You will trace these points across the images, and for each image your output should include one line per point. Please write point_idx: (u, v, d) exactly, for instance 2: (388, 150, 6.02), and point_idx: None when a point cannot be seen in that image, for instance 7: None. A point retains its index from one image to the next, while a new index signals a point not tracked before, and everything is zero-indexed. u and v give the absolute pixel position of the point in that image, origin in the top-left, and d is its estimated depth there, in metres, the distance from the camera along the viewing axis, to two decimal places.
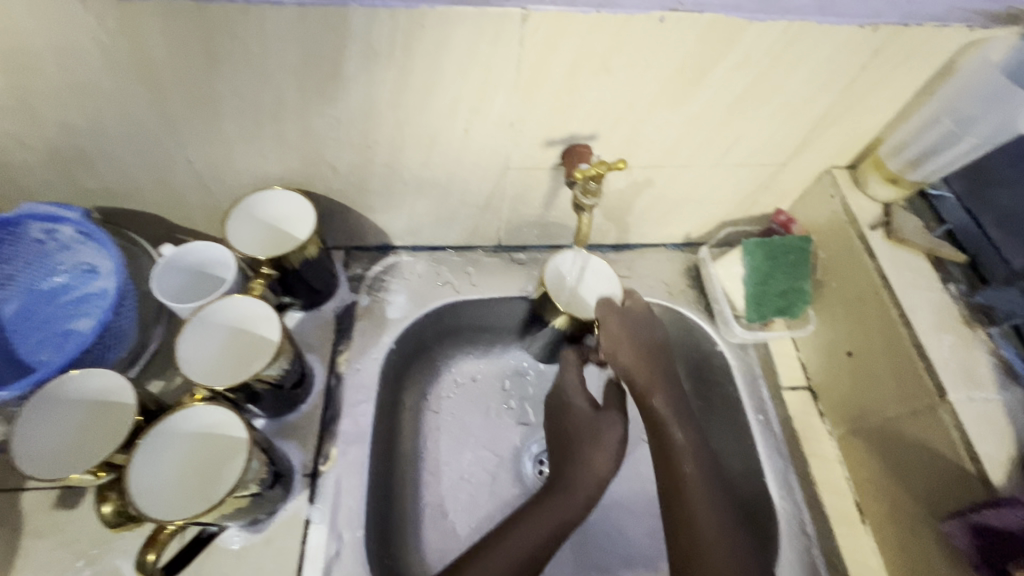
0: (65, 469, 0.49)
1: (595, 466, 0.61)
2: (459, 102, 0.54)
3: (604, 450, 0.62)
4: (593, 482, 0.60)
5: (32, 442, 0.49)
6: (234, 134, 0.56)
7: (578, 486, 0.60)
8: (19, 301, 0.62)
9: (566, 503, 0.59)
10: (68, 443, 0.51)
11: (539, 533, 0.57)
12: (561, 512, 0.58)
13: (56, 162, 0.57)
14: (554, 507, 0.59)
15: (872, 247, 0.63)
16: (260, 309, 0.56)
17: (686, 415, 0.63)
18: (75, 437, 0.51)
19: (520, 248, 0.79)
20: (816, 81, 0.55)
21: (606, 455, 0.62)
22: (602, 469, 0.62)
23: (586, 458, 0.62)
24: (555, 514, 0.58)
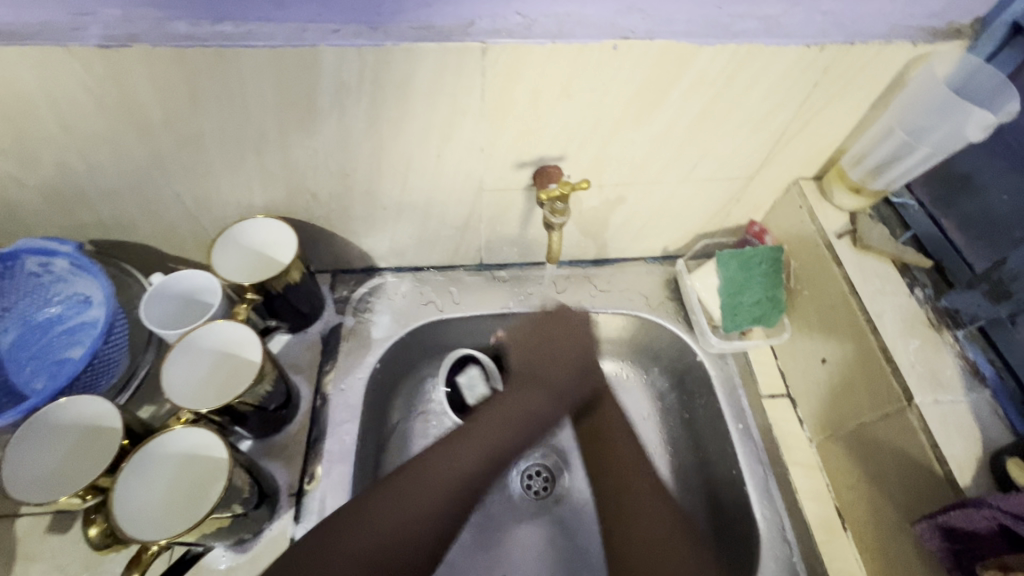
0: (45, 491, 0.51)
1: (540, 402, 0.69)
2: (429, 130, 0.57)
3: (533, 400, 0.68)
4: (524, 416, 0.67)
5: (23, 467, 0.51)
6: (219, 167, 0.58)
7: (483, 436, 0.64)
8: (17, 332, 0.65)
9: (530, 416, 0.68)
10: (57, 468, 0.53)
11: (473, 466, 0.62)
12: (455, 473, 0.61)
13: (51, 199, 0.60)
14: (461, 458, 0.62)
15: (839, 255, 0.65)
16: (244, 333, 0.59)
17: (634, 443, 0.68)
18: (63, 460, 0.53)
19: (502, 266, 0.81)
20: (771, 99, 0.58)
21: (550, 395, 0.69)
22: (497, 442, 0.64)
23: (529, 373, 0.71)
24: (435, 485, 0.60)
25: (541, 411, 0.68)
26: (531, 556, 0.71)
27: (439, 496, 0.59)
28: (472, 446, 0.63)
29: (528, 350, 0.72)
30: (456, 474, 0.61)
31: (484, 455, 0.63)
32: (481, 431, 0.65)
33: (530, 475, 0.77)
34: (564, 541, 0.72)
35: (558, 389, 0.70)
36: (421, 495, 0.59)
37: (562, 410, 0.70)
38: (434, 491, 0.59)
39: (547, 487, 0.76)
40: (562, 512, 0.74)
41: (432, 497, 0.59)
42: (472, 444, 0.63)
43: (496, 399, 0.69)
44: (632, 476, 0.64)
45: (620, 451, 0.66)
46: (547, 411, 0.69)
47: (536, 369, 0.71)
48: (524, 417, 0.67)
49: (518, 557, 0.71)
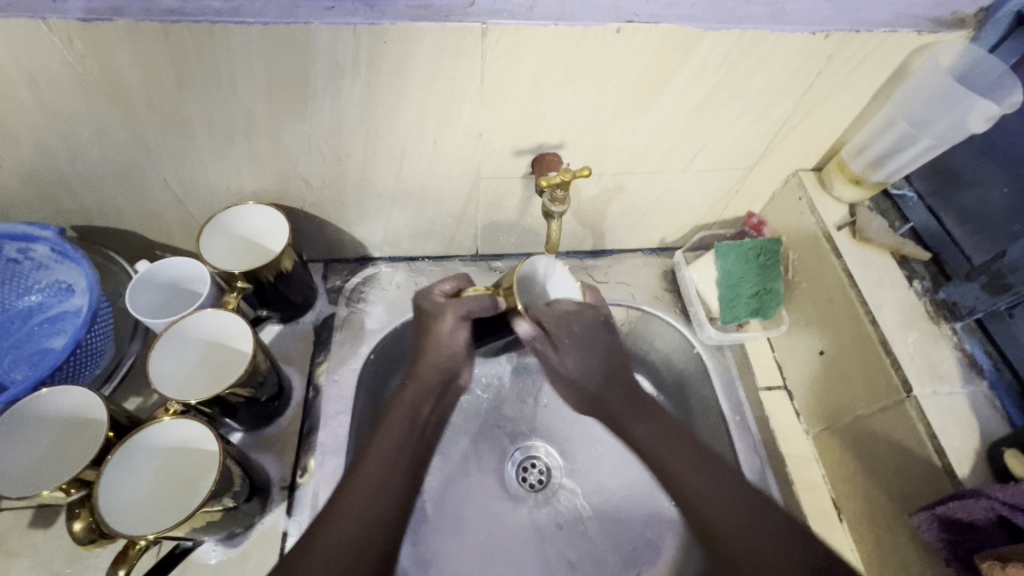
0: (26, 487, 0.50)
1: (449, 360, 0.62)
2: (426, 115, 0.55)
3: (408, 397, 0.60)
4: (432, 375, 0.62)
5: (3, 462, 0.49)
6: (207, 151, 0.56)
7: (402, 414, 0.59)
8: None
9: (439, 372, 0.62)
10: (39, 461, 0.51)
11: (395, 440, 0.56)
12: (389, 449, 0.56)
13: (30, 183, 0.57)
14: (388, 438, 0.56)
15: (839, 247, 0.64)
16: (233, 323, 0.57)
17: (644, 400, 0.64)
18: (44, 453, 0.51)
19: (498, 257, 0.80)
20: (775, 86, 0.57)
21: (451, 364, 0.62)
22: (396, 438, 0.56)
23: (445, 346, 0.62)
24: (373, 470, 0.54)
25: (434, 374, 0.62)
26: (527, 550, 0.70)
27: (383, 473, 0.54)
28: (398, 425, 0.58)
29: (422, 324, 0.63)
30: (387, 454, 0.55)
31: (401, 434, 0.57)
32: (407, 401, 0.60)
33: (525, 467, 0.76)
34: (560, 533, 0.71)
35: (456, 344, 0.62)
36: (371, 473, 0.53)
37: (462, 325, 0.61)
38: (371, 469, 0.54)
39: (542, 479, 0.76)
40: (558, 504, 0.74)
41: (380, 474, 0.54)
42: (397, 420, 0.58)
43: (407, 377, 0.62)
44: (665, 451, 0.60)
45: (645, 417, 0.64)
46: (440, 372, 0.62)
47: (422, 349, 0.62)
48: (433, 387, 0.62)
49: (513, 550, 0.70)
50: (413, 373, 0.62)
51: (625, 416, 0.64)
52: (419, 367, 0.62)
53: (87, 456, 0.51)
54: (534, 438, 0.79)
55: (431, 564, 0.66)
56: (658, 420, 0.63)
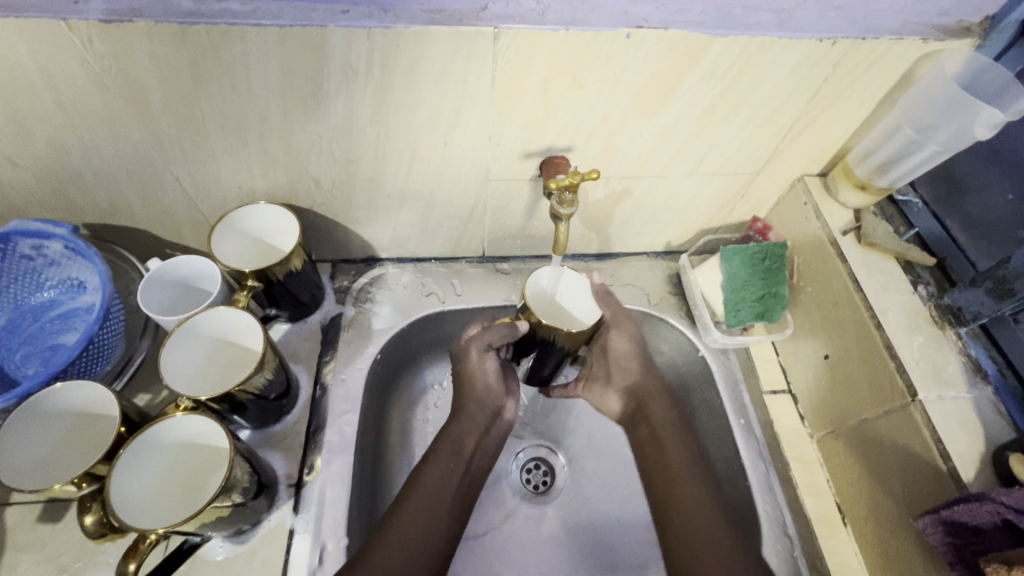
0: (39, 479, 0.50)
1: (490, 395, 0.64)
2: (437, 117, 0.56)
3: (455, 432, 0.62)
4: (479, 411, 0.64)
5: (19, 454, 0.50)
6: (220, 150, 0.57)
7: (452, 447, 0.61)
8: (9, 316, 0.63)
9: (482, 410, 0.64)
10: (51, 454, 0.52)
11: (440, 474, 0.59)
12: (441, 481, 0.59)
13: (45, 180, 0.58)
14: (439, 470, 0.59)
15: (844, 252, 0.65)
16: (243, 321, 0.58)
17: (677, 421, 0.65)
18: (57, 446, 0.52)
19: (504, 259, 0.81)
20: (783, 92, 0.58)
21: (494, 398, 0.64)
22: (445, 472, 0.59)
23: (485, 381, 0.63)
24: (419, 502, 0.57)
25: (481, 408, 0.64)
26: (531, 551, 0.70)
27: (434, 506, 0.57)
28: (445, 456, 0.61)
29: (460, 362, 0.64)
30: (439, 485, 0.58)
31: (450, 467, 0.60)
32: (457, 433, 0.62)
33: (530, 469, 0.77)
34: (564, 535, 0.72)
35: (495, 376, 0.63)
36: (422, 507, 0.56)
37: (489, 360, 0.62)
38: (420, 503, 0.56)
39: (547, 481, 0.76)
40: (562, 506, 0.74)
41: (433, 508, 0.57)
42: (446, 452, 0.61)
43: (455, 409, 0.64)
44: (679, 466, 0.62)
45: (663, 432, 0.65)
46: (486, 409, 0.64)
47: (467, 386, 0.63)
48: (479, 422, 0.64)
49: (517, 551, 0.70)
50: (460, 409, 0.63)
51: (658, 432, 0.65)
52: (465, 404, 0.63)
53: (102, 447, 0.52)
54: (538, 439, 0.79)
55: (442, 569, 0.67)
56: (683, 439, 0.64)
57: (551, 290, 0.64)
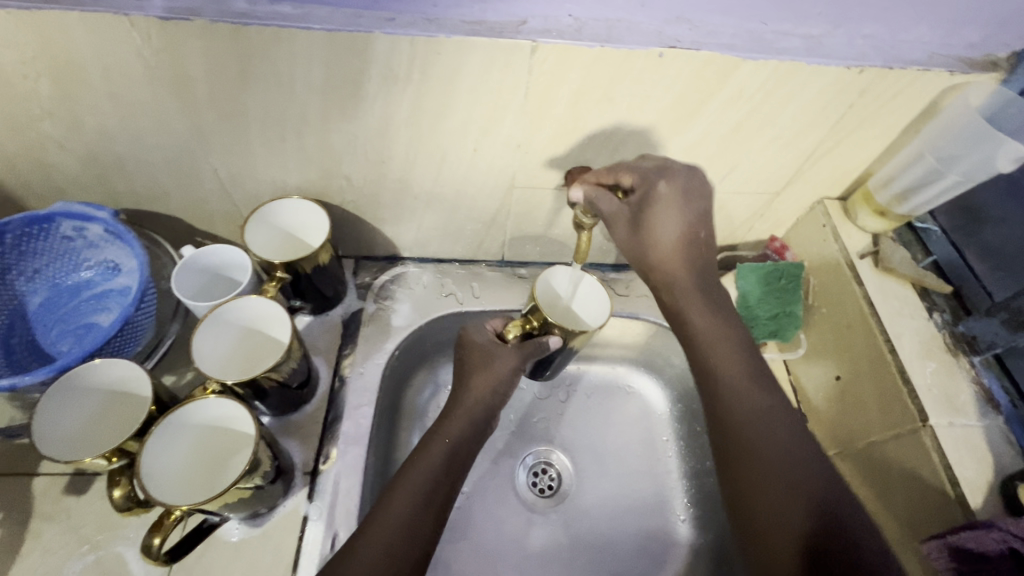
0: (71, 450, 0.52)
1: (499, 386, 0.60)
2: (470, 123, 0.58)
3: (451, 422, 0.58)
4: (471, 413, 0.59)
5: (54, 423, 0.51)
6: (259, 145, 0.59)
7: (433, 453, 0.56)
8: (45, 294, 0.66)
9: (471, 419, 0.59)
10: (86, 428, 0.54)
11: (429, 473, 0.54)
12: (416, 493, 0.53)
13: (90, 164, 0.61)
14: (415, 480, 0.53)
15: (861, 276, 0.66)
16: (270, 310, 0.59)
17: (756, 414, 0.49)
18: (91, 420, 0.54)
19: (523, 264, 0.82)
20: (808, 115, 0.59)
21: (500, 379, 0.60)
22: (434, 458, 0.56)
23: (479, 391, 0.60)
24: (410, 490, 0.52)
25: (470, 412, 0.59)
26: (533, 555, 0.71)
27: (408, 518, 0.51)
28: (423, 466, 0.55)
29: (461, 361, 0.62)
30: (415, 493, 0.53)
31: (431, 471, 0.54)
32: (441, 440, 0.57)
33: (536, 472, 0.78)
34: (566, 539, 0.73)
35: (501, 374, 0.61)
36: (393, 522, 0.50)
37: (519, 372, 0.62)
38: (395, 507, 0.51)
39: (553, 485, 0.77)
40: (566, 510, 0.75)
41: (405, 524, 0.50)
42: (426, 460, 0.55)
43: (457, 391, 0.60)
44: (744, 433, 0.48)
45: (709, 363, 0.52)
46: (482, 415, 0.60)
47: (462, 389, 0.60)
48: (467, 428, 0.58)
49: (519, 555, 0.71)
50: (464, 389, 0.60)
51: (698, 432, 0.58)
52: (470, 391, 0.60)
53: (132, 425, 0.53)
54: (545, 443, 0.80)
55: (441, 566, 0.68)
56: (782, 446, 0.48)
57: (567, 297, 0.67)
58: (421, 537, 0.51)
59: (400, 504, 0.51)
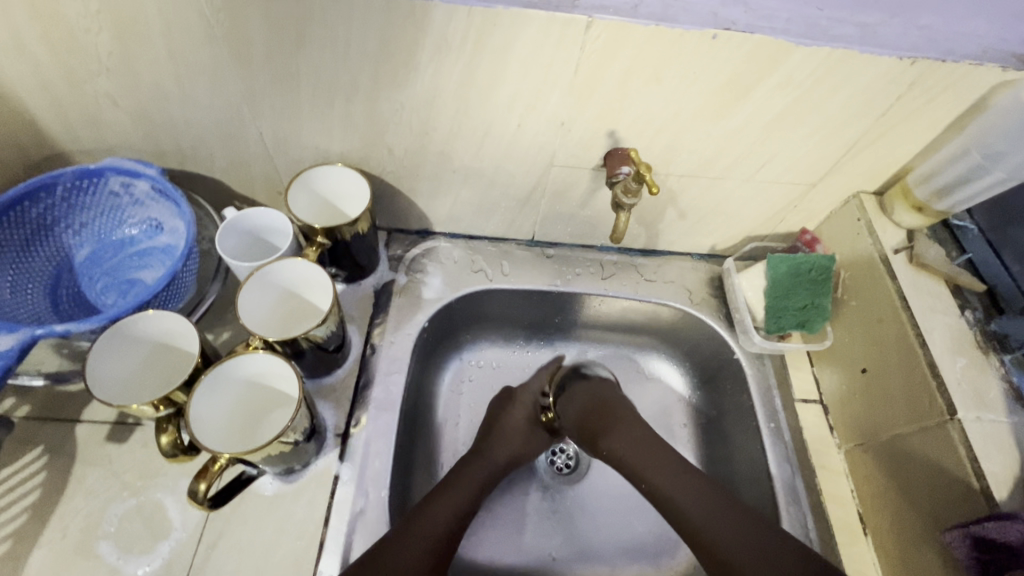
0: (122, 395, 0.54)
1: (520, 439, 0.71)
2: (516, 99, 0.58)
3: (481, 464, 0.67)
4: (499, 461, 0.69)
5: (107, 369, 0.53)
6: (307, 111, 0.60)
7: (460, 493, 0.63)
8: (90, 249, 0.67)
9: (491, 467, 0.68)
10: (135, 375, 0.56)
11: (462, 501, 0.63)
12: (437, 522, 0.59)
13: (141, 122, 0.62)
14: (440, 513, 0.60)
15: (895, 270, 0.66)
16: (311, 273, 0.60)
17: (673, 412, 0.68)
18: (139, 368, 0.56)
19: (552, 244, 0.83)
20: (854, 106, 0.59)
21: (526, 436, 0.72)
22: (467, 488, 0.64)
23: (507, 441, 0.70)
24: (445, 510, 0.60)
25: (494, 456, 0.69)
26: (551, 530, 0.73)
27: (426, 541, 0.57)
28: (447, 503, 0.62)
29: (495, 411, 0.74)
30: (435, 523, 0.59)
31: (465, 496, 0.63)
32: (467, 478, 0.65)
33: (555, 451, 0.79)
34: (583, 515, 0.74)
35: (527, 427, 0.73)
36: (412, 545, 0.56)
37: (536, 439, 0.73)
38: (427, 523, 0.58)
39: (571, 464, 0.78)
40: (583, 488, 0.76)
41: (426, 545, 0.57)
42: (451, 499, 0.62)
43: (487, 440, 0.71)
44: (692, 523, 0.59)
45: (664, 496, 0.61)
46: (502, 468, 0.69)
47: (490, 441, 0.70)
48: (486, 474, 0.67)
49: (538, 531, 0.72)
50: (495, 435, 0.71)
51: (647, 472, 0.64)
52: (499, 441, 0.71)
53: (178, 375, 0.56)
54: None
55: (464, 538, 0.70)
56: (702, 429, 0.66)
57: None
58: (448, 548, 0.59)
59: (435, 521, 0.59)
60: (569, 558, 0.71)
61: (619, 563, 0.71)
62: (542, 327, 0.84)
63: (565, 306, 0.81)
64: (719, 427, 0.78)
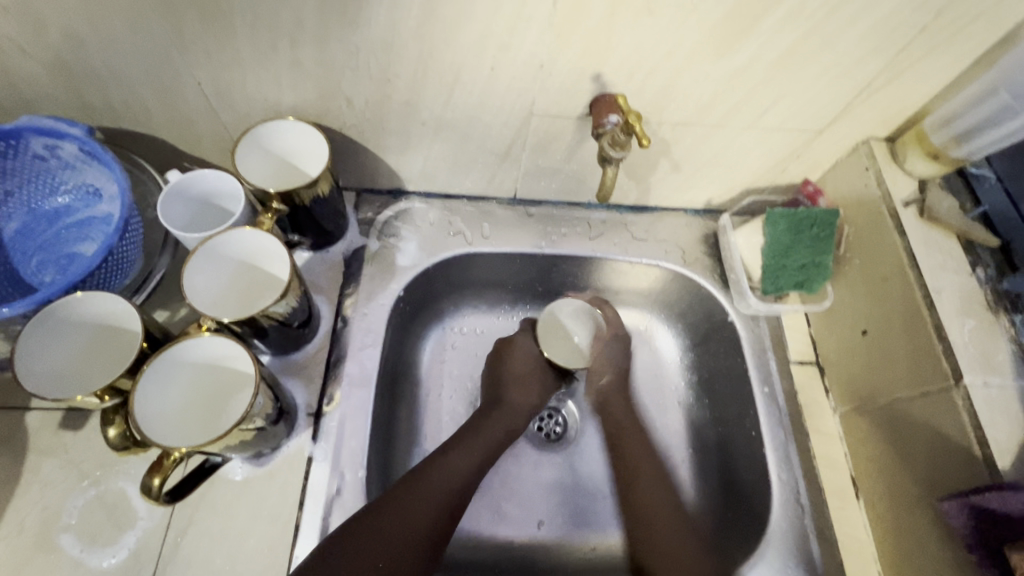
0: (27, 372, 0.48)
1: (526, 393, 0.68)
2: (488, 37, 0.51)
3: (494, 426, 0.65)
4: (509, 417, 0.66)
5: (45, 343, 0.49)
6: (248, 56, 0.52)
7: (481, 443, 0.63)
8: (22, 221, 0.60)
9: (507, 418, 0.66)
10: (44, 367, 0.49)
11: (474, 456, 0.61)
12: (456, 474, 0.58)
13: (59, 74, 0.54)
14: (459, 462, 0.59)
15: (903, 225, 0.61)
16: (267, 244, 0.55)
17: (658, 433, 0.66)
18: (54, 365, 0.50)
19: (535, 202, 0.77)
20: (872, 39, 0.52)
21: (536, 386, 0.69)
22: (489, 442, 0.63)
23: (519, 391, 0.68)
24: (457, 463, 0.59)
25: (511, 405, 0.67)
26: (540, 500, 0.71)
27: (439, 499, 0.56)
28: (467, 451, 0.61)
29: (496, 360, 0.72)
30: (456, 471, 0.59)
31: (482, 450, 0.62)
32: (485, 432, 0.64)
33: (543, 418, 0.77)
34: (571, 481, 0.72)
35: (533, 376, 0.70)
36: (430, 493, 0.55)
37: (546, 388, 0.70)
38: (438, 475, 0.57)
39: (558, 431, 0.76)
40: (571, 455, 0.74)
41: (440, 493, 0.56)
42: (471, 449, 0.61)
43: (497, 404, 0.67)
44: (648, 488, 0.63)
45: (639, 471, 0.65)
46: (519, 420, 0.67)
47: (503, 394, 0.68)
48: (504, 427, 0.65)
49: (526, 502, 0.71)
50: (504, 398, 0.67)
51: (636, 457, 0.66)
52: (506, 396, 0.67)
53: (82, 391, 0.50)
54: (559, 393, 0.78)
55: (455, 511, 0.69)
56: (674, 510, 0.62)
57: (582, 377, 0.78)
58: (463, 501, 0.58)
59: (444, 472, 0.58)
60: (557, 526, 0.70)
61: (609, 528, 0.70)
62: (527, 290, 0.79)
63: (551, 268, 0.76)
64: (710, 392, 0.75)
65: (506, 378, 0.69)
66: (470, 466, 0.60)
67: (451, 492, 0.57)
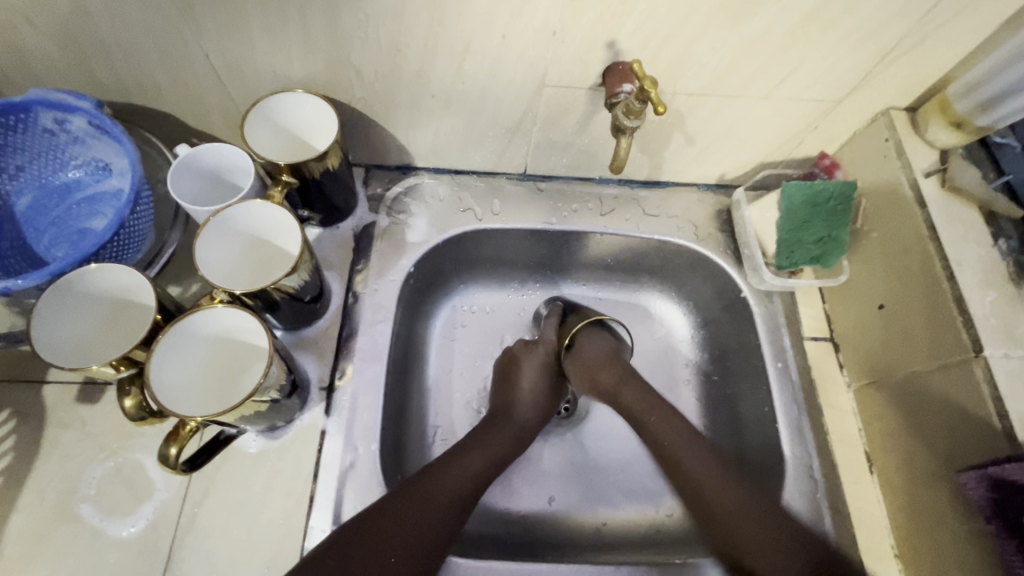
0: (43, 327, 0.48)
1: (533, 404, 0.66)
2: (501, 3, 0.50)
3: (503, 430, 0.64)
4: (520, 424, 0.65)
5: (66, 310, 0.49)
6: (255, 25, 0.51)
7: (493, 446, 0.62)
8: (34, 196, 0.61)
9: (517, 426, 0.65)
10: (53, 328, 0.49)
11: (484, 460, 0.60)
12: (466, 473, 0.58)
13: (65, 45, 0.53)
14: (470, 463, 0.59)
15: (924, 197, 0.60)
16: (278, 217, 0.55)
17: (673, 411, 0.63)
18: (61, 329, 0.49)
19: (545, 177, 0.76)
20: (897, 2, 0.50)
21: (544, 396, 0.67)
22: (499, 448, 0.62)
23: (528, 399, 0.66)
24: (466, 466, 0.58)
25: (521, 417, 0.65)
26: (550, 476, 0.71)
27: (451, 502, 0.55)
28: (478, 454, 0.60)
29: (506, 367, 0.70)
30: (466, 471, 0.58)
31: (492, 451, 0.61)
32: (497, 437, 0.63)
33: None
34: (581, 458, 0.72)
35: (542, 388, 0.68)
36: (443, 490, 0.55)
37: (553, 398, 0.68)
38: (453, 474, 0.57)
39: (568, 408, 0.75)
40: (581, 432, 0.74)
41: (452, 492, 0.55)
42: (484, 452, 0.61)
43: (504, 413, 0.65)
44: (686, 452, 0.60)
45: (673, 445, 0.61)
46: (529, 428, 0.65)
47: (512, 401, 0.66)
48: (513, 434, 0.64)
49: (537, 478, 0.71)
50: (511, 407, 0.66)
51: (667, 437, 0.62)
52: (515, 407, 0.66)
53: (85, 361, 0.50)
54: None
55: None
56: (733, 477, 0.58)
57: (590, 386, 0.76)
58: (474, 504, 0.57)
59: (455, 472, 0.57)
60: (568, 502, 0.70)
61: (620, 504, 0.70)
62: (537, 268, 0.79)
63: (562, 245, 0.76)
64: (723, 368, 0.74)
65: (514, 387, 0.67)
66: (481, 468, 0.59)
67: (462, 493, 0.56)
